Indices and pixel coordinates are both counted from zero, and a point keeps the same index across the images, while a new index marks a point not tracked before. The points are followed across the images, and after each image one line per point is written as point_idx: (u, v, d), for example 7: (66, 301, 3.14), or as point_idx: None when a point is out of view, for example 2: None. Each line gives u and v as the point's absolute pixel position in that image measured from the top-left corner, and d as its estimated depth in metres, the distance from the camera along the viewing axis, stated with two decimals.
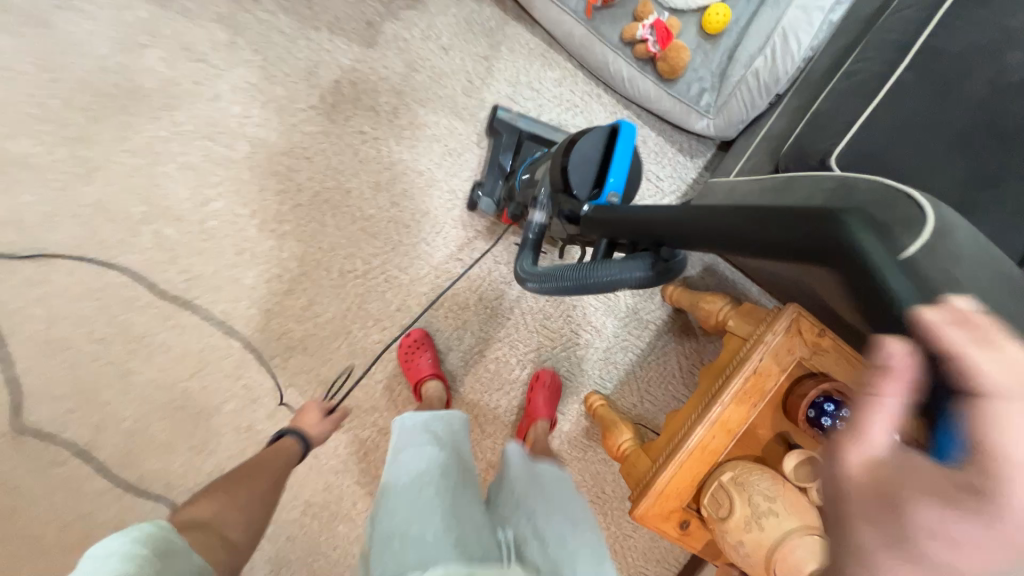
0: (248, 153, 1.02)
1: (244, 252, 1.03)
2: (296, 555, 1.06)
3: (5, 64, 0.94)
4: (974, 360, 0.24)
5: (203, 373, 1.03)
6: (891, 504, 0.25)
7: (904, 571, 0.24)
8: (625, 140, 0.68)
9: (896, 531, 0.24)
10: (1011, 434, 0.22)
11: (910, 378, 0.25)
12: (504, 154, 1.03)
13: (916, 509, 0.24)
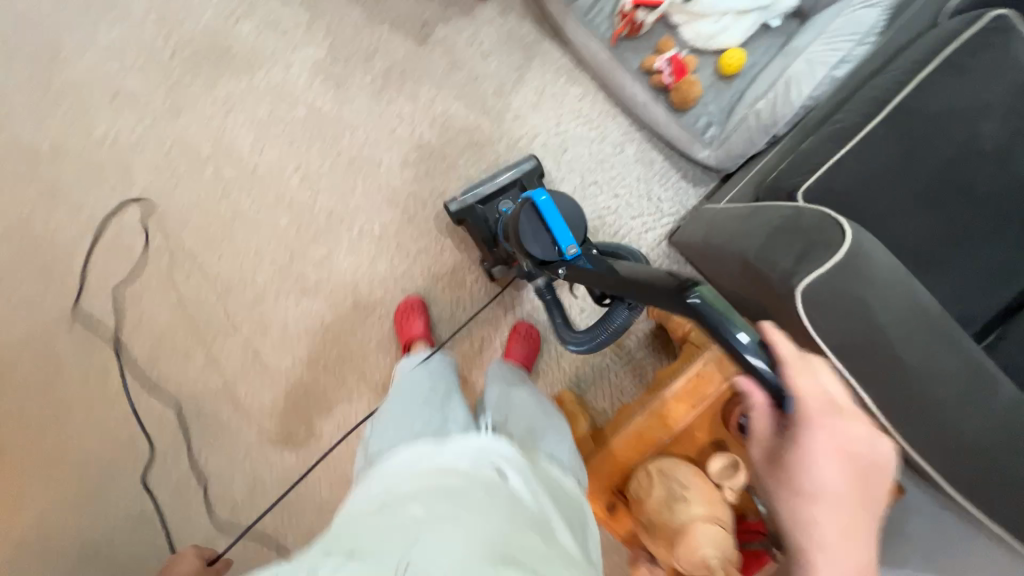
0: (303, 116, 1.14)
1: (283, 198, 1.16)
2: (273, 474, 1.22)
3: (134, 18, 1.14)
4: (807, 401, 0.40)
5: (229, 296, 1.18)
6: (804, 498, 0.43)
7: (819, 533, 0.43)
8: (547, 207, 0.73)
9: (806, 512, 0.43)
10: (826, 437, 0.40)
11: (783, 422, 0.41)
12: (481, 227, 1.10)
13: (815, 499, 0.42)
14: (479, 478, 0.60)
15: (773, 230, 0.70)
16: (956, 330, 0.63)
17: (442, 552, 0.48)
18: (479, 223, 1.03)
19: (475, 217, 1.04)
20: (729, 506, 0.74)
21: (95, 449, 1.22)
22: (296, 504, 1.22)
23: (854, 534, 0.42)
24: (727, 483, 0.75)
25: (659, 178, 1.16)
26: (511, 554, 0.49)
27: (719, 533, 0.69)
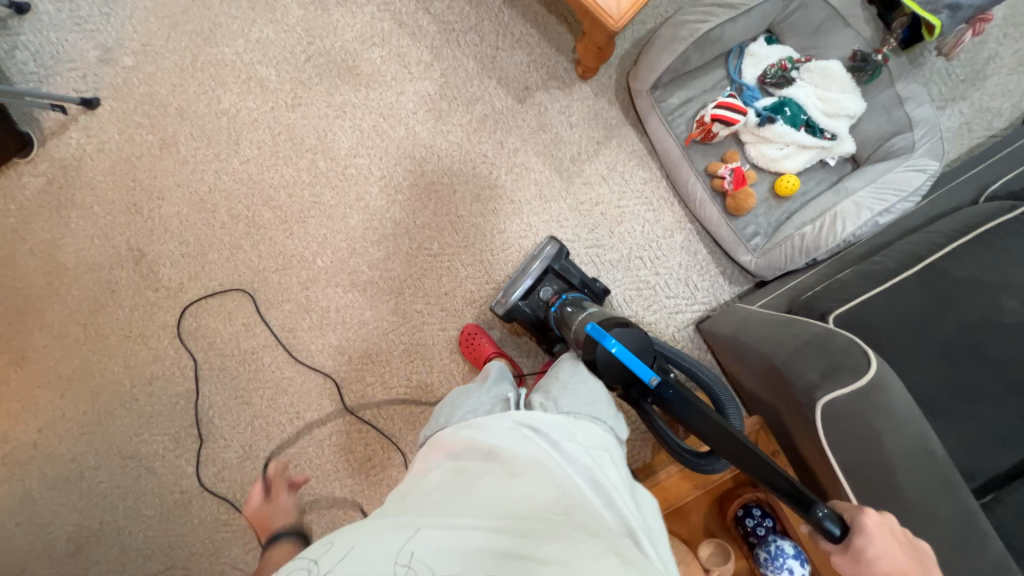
0: (401, 137, 1.28)
1: (360, 200, 1.27)
2: (270, 448, 1.26)
3: (286, 22, 1.31)
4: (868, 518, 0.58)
5: (285, 273, 1.27)
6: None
7: None
8: (598, 336, 0.77)
9: None
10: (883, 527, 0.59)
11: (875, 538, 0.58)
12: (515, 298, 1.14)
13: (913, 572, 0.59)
14: (499, 466, 0.61)
15: (801, 342, 0.77)
16: (956, 480, 0.68)
17: (458, 538, 0.51)
18: (526, 316, 1.13)
19: (518, 312, 1.13)
20: None
21: (114, 380, 1.27)
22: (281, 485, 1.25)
23: None
24: (714, 570, 0.79)
25: (699, 268, 1.25)
26: (532, 534, 0.52)
27: None
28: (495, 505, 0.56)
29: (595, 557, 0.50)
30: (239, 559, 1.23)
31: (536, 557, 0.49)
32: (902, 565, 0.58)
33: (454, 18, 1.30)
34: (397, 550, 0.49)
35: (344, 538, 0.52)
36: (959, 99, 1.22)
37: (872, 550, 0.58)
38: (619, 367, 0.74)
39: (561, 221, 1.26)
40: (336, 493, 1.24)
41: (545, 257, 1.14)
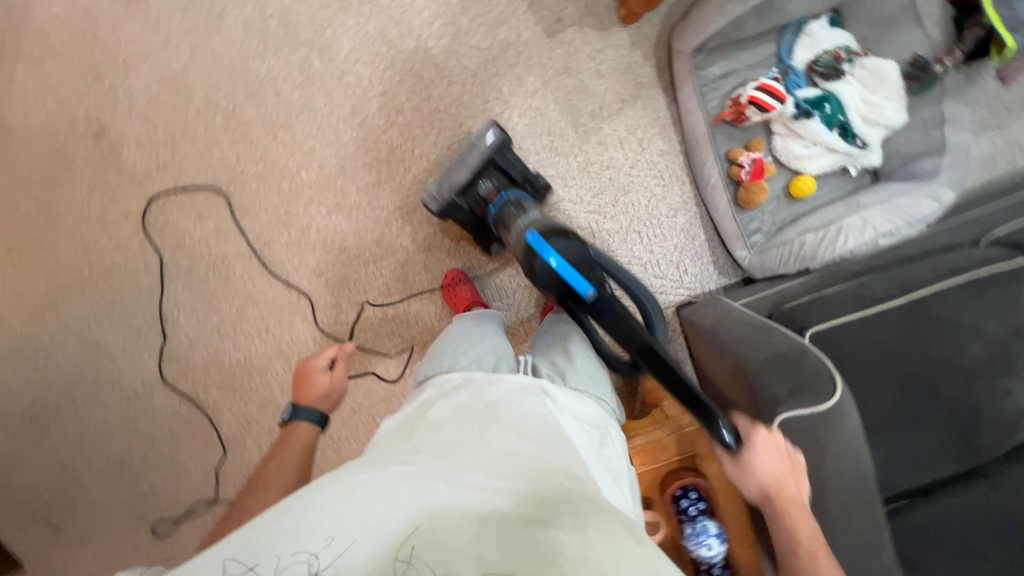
0: (410, 49, 1.14)
1: (355, 115, 1.15)
2: (236, 356, 1.24)
3: None
4: (755, 430, 0.69)
5: (264, 181, 1.18)
6: (777, 483, 0.69)
7: (794, 510, 0.69)
8: (537, 245, 0.78)
9: (785, 497, 0.69)
10: (766, 439, 0.69)
11: (755, 444, 0.69)
12: (448, 189, 1.04)
13: (786, 483, 0.69)
14: (504, 425, 0.61)
15: (775, 354, 0.80)
16: (876, 501, 0.75)
17: (468, 508, 0.52)
18: (464, 213, 1.06)
19: (455, 210, 1.06)
20: None
21: (69, 262, 1.20)
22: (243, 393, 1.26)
23: (800, 505, 0.69)
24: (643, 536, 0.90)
25: (693, 254, 1.23)
26: (543, 501, 0.53)
27: None
28: (511, 469, 0.56)
29: (612, 525, 0.52)
30: (198, 454, 1.27)
31: (554, 524, 0.51)
32: (778, 474, 0.69)
33: None
34: (404, 537, 0.50)
35: (335, 522, 0.50)
36: (997, 128, 1.17)
37: (755, 462, 0.69)
38: (558, 279, 0.78)
39: (566, 179, 1.19)
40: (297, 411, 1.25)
41: (485, 147, 1.03)
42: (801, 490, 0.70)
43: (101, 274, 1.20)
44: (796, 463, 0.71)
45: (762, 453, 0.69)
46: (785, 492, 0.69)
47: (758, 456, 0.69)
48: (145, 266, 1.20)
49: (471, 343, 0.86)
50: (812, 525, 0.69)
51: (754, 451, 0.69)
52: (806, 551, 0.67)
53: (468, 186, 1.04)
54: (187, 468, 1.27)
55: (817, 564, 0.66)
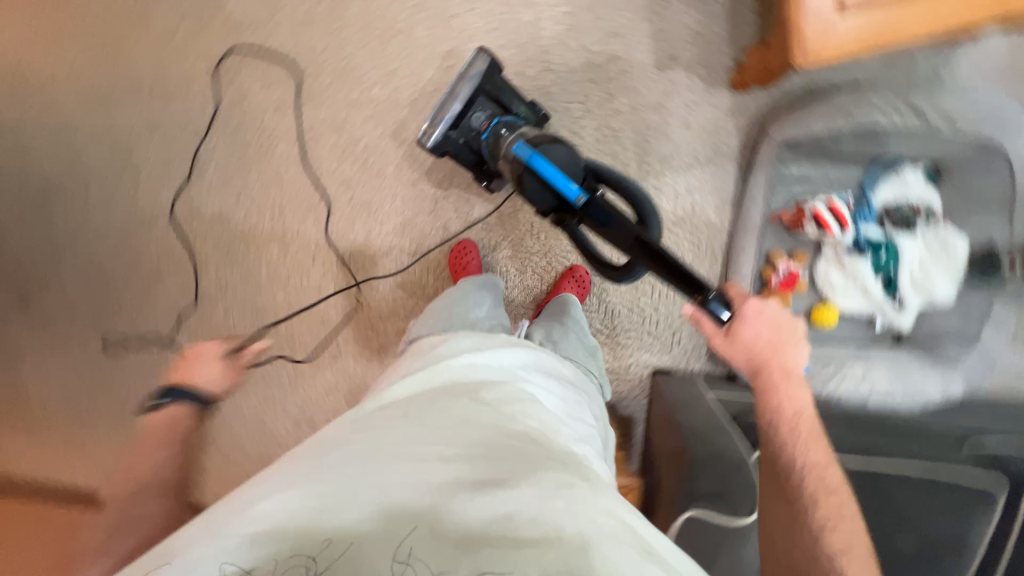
0: (524, 21, 1.13)
1: (445, 57, 1.16)
2: (240, 224, 1.28)
3: None
4: (748, 301, 0.76)
5: (339, 80, 1.19)
6: (764, 350, 0.76)
7: (783, 380, 0.74)
8: (525, 153, 0.83)
9: (774, 371, 0.75)
10: (755, 309, 0.76)
11: (747, 311, 0.75)
12: (443, 119, 1.05)
13: (773, 355, 0.76)
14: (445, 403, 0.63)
15: (716, 455, 0.86)
16: None
17: (418, 478, 0.51)
18: (459, 148, 1.06)
19: (450, 144, 1.05)
20: None
21: (137, 72, 1.23)
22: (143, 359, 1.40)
23: (789, 376, 0.75)
24: None
25: (693, 331, 1.22)
26: (497, 462, 0.53)
27: None
28: (462, 437, 0.56)
29: (567, 483, 0.52)
30: (170, 293, 1.32)
31: (509, 484, 0.50)
32: (768, 342, 0.76)
33: None
34: (359, 529, 0.46)
35: (298, 524, 0.47)
36: None
37: (745, 332, 0.75)
38: (547, 187, 0.81)
39: None
40: (275, 297, 1.30)
41: (476, 75, 1.04)
42: (791, 357, 0.76)
43: (160, 96, 1.24)
44: (792, 340, 0.77)
45: (748, 322, 0.75)
46: (773, 363, 0.75)
47: (746, 323, 0.75)
48: (200, 107, 1.24)
49: (474, 305, 0.95)
50: (802, 399, 0.73)
51: (744, 320, 0.75)
52: (793, 419, 0.71)
53: (462, 117, 1.04)
54: (160, 298, 1.32)
55: (798, 434, 0.69)
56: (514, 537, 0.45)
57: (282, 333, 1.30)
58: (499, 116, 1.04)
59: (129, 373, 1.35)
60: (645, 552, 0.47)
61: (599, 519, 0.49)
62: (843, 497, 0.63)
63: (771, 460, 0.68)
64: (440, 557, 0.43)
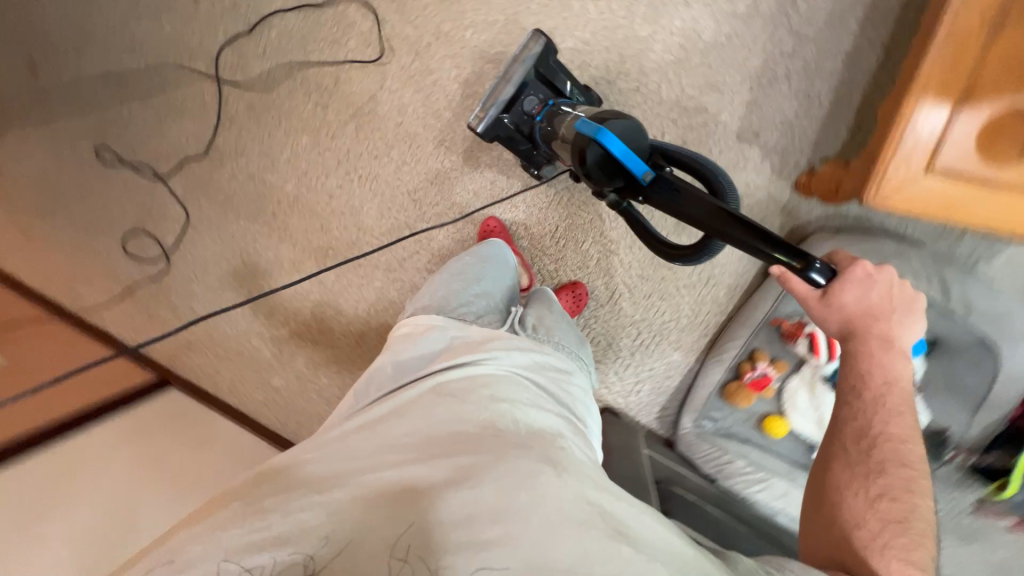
0: (636, 32, 1.09)
1: (548, 31, 1.12)
2: (290, 105, 1.30)
3: None
4: (860, 263, 0.70)
5: (437, 8, 1.17)
6: (870, 314, 0.72)
7: (882, 347, 0.72)
8: (592, 126, 0.82)
9: (879, 335, 0.72)
10: (866, 271, 0.70)
11: (854, 275, 0.69)
12: (495, 101, 1.09)
13: (876, 321, 0.72)
14: (394, 415, 0.69)
15: None
16: None
17: (389, 478, 0.60)
18: (509, 130, 1.09)
19: (501, 128, 1.10)
20: None
21: None
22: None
23: (887, 343, 0.72)
24: None
25: (653, 389, 1.27)
26: (458, 464, 0.60)
27: None
28: (427, 439, 0.64)
29: (527, 475, 0.58)
30: (203, 136, 1.39)
31: (466, 485, 0.57)
32: (873, 307, 0.71)
33: None
34: (342, 532, 0.56)
35: (282, 542, 0.55)
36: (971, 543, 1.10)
37: (846, 297, 0.70)
38: (614, 159, 0.80)
39: (631, 243, 1.20)
40: (289, 183, 1.34)
41: (530, 58, 1.08)
42: (899, 320, 0.73)
43: None
44: (898, 308, 0.73)
45: (854, 289, 0.70)
46: (872, 331, 0.72)
47: (852, 285, 0.70)
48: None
49: (466, 284, 0.99)
50: (900, 369, 0.72)
51: (846, 286, 0.69)
52: (882, 391, 0.71)
53: (514, 101, 1.08)
54: (187, 137, 1.40)
55: (879, 405, 0.71)
56: (479, 540, 0.53)
57: (282, 217, 1.37)
58: (552, 100, 1.06)
59: (139, 193, 1.46)
60: (618, 533, 0.55)
61: (565, 504, 0.56)
62: (917, 472, 0.67)
63: (843, 425, 0.72)
64: (420, 560, 0.53)
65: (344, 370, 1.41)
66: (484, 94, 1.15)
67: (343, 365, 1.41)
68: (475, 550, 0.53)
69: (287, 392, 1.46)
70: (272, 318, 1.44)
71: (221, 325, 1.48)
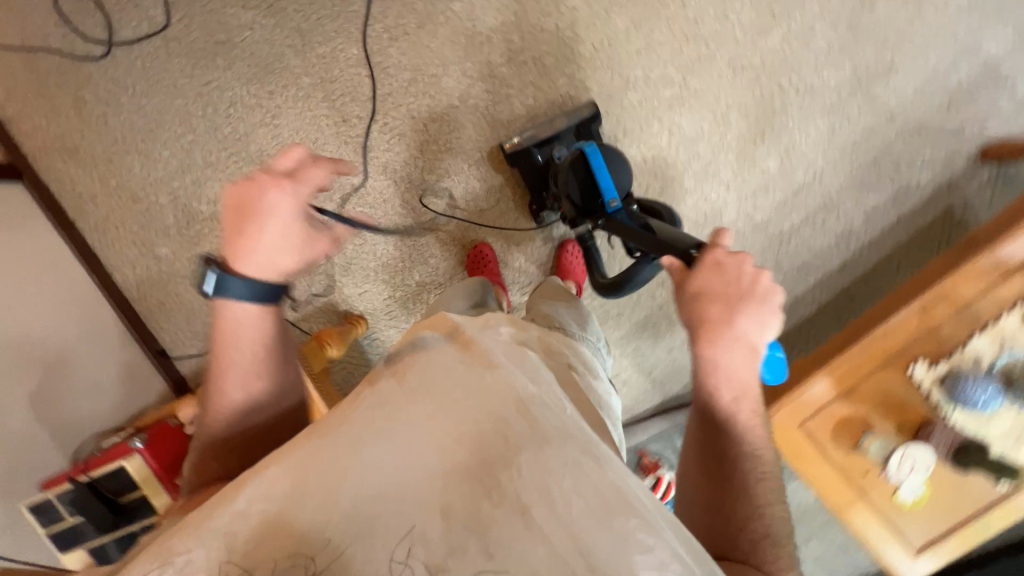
0: (682, 179, 1.21)
1: (621, 128, 1.19)
2: (358, 9, 1.17)
3: (836, 53, 1.15)
4: (715, 247, 0.65)
5: (550, 38, 1.16)
6: (717, 301, 0.63)
7: (729, 347, 0.63)
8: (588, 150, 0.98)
9: (727, 331, 0.63)
10: (726, 257, 0.65)
11: (709, 256, 0.65)
12: (531, 133, 1.16)
13: (733, 315, 0.63)
14: (418, 360, 0.58)
15: None
16: None
17: (406, 460, 0.50)
18: (532, 164, 1.16)
19: (525, 159, 1.16)
20: None
21: None
22: (227, 278, 0.70)
23: (734, 343, 0.63)
24: None
25: None
26: (495, 448, 0.50)
27: None
28: (461, 417, 0.52)
29: (570, 463, 0.49)
30: None
31: (513, 476, 0.48)
32: (721, 293, 0.63)
33: (803, 244, 1.23)
34: (352, 517, 0.47)
35: (328, 523, 0.47)
36: None
37: (700, 277, 0.65)
38: (594, 181, 0.96)
39: None
40: (396, 153, 1.22)
41: (576, 117, 1.15)
42: (749, 314, 0.63)
43: None
44: (744, 298, 0.63)
45: (705, 270, 0.65)
46: (709, 317, 0.63)
47: (705, 269, 0.65)
48: None
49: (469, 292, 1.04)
50: (744, 375, 0.64)
51: (698, 268, 0.65)
52: (731, 412, 0.65)
53: (545, 140, 1.15)
54: None
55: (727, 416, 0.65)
56: (525, 529, 0.47)
57: (277, 103, 1.20)
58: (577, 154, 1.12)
59: None
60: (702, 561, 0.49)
61: (607, 496, 0.48)
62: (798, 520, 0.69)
63: None
64: (465, 537, 0.46)
65: None
66: (526, 121, 1.20)
67: None
68: (527, 539, 0.46)
69: (168, 269, 1.27)
70: (199, 189, 1.24)
71: (131, 159, 1.23)
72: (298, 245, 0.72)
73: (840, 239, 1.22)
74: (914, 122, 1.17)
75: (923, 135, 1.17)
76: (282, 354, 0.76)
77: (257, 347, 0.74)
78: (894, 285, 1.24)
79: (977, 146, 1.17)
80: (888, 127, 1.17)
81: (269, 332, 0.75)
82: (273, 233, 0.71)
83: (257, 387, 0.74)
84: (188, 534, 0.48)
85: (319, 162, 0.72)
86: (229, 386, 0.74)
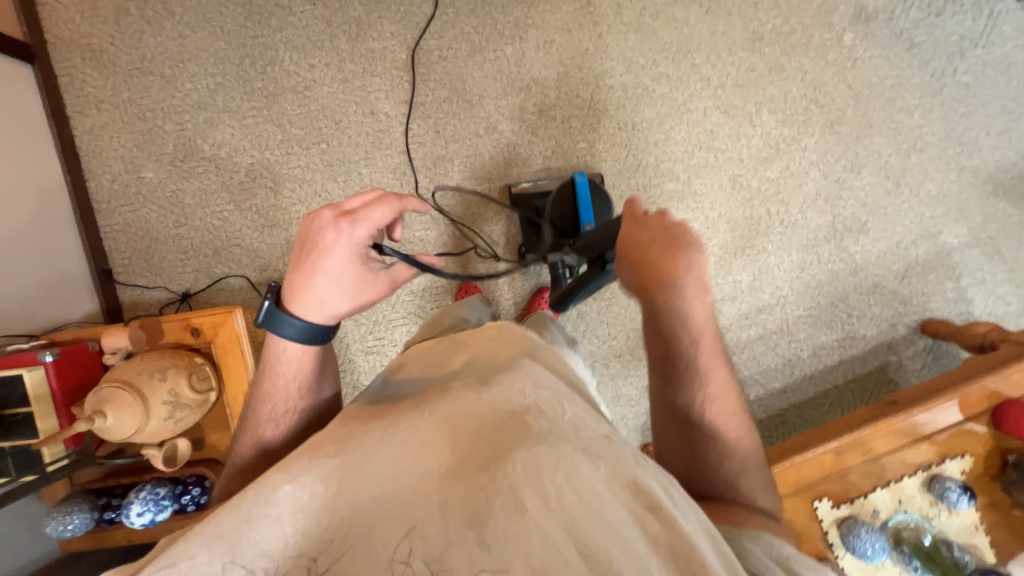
0: None
1: (621, 204, 1.27)
2: (419, 21, 1.23)
3: (822, 200, 1.27)
4: (633, 207, 0.70)
5: (583, 105, 1.25)
6: (649, 250, 0.64)
7: (672, 299, 0.63)
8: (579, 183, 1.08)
9: (667, 281, 0.63)
10: (644, 216, 0.68)
11: (632, 217, 0.69)
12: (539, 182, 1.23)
13: (670, 262, 0.63)
14: (430, 390, 0.61)
15: None
16: None
17: (404, 461, 0.49)
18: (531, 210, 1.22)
19: (528, 204, 1.22)
20: (117, 402, 0.91)
21: None
22: (282, 316, 0.63)
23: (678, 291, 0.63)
24: (110, 415, 0.90)
25: None
26: (480, 445, 0.49)
27: (126, 402, 0.91)
28: (456, 426, 0.52)
29: (560, 461, 0.47)
30: None
31: (505, 468, 0.46)
32: (654, 245, 0.64)
33: (754, 358, 1.30)
34: (355, 515, 0.46)
35: (331, 527, 0.46)
36: None
37: (635, 235, 0.67)
38: (576, 211, 1.06)
39: None
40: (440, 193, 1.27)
41: None
42: (687, 258, 0.63)
43: None
44: (686, 245, 0.63)
45: (632, 228, 0.68)
46: (653, 271, 0.63)
47: (633, 227, 0.68)
48: None
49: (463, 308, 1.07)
50: (699, 319, 0.64)
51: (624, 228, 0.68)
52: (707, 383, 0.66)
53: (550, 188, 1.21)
54: None
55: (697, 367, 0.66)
56: (517, 522, 0.43)
57: (314, 76, 1.23)
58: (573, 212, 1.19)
59: None
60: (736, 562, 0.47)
61: (598, 489, 0.46)
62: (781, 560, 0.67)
63: None
64: (462, 530, 0.43)
65: (219, 236, 1.25)
66: (539, 169, 1.26)
67: (223, 229, 1.25)
68: (521, 533, 0.43)
69: (148, 194, 1.24)
70: (209, 128, 1.24)
71: (151, 78, 1.22)
72: (353, 285, 0.63)
73: (786, 364, 1.30)
74: (873, 279, 1.29)
75: (878, 293, 1.29)
76: (321, 384, 0.71)
77: (298, 380, 0.68)
78: (824, 420, 1.31)
79: (920, 318, 1.29)
80: (850, 277, 1.29)
81: (309, 369, 0.68)
82: (330, 273, 0.62)
83: (289, 420, 0.68)
84: (192, 538, 0.46)
85: (385, 200, 0.61)
86: (263, 422, 0.68)
